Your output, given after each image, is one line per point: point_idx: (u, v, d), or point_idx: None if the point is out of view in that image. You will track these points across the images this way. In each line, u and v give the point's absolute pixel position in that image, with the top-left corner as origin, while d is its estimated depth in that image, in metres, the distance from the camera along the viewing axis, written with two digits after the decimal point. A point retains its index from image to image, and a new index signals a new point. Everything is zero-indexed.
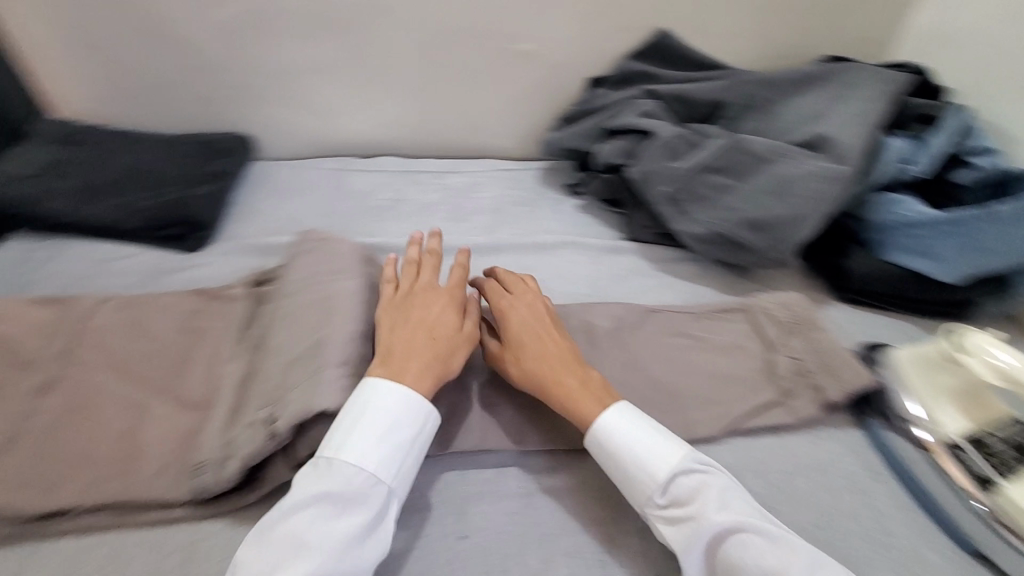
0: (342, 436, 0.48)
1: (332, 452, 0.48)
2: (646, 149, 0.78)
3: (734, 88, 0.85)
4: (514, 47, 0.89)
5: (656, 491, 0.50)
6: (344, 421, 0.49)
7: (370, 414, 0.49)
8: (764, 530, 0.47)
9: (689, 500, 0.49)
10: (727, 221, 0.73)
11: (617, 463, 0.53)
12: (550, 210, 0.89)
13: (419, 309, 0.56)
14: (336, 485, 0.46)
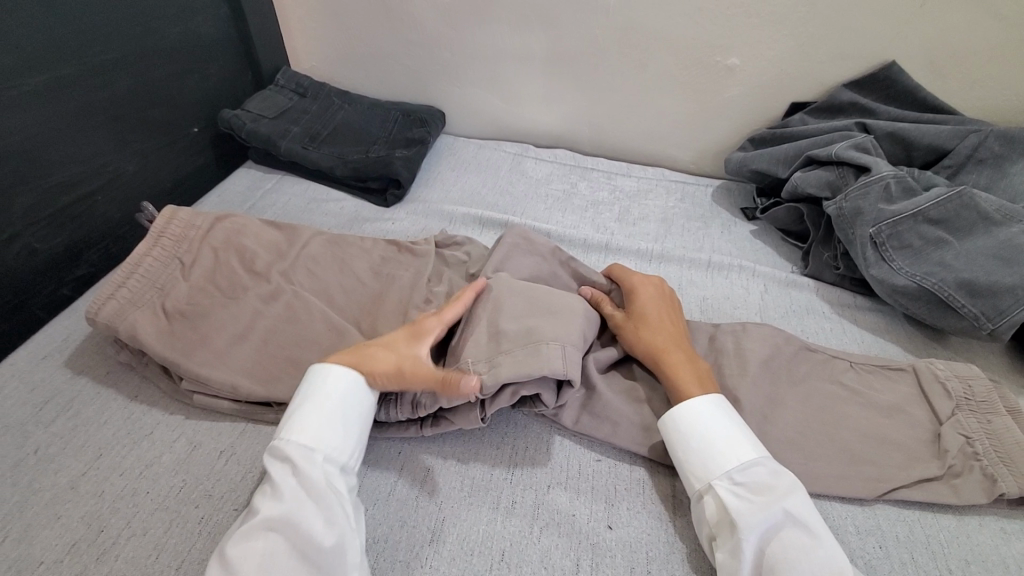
0: (728, 434, 0.49)
1: (731, 448, 0.49)
2: (859, 185, 0.73)
3: (966, 134, 0.77)
4: (721, 60, 0.88)
5: (763, 497, 0.45)
6: (734, 428, 0.50)
7: (694, 408, 0.51)
8: (804, 532, 0.43)
9: (765, 488, 0.46)
10: (938, 276, 0.66)
11: (740, 460, 0.48)
12: (723, 230, 0.87)
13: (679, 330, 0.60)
14: (299, 446, 0.47)
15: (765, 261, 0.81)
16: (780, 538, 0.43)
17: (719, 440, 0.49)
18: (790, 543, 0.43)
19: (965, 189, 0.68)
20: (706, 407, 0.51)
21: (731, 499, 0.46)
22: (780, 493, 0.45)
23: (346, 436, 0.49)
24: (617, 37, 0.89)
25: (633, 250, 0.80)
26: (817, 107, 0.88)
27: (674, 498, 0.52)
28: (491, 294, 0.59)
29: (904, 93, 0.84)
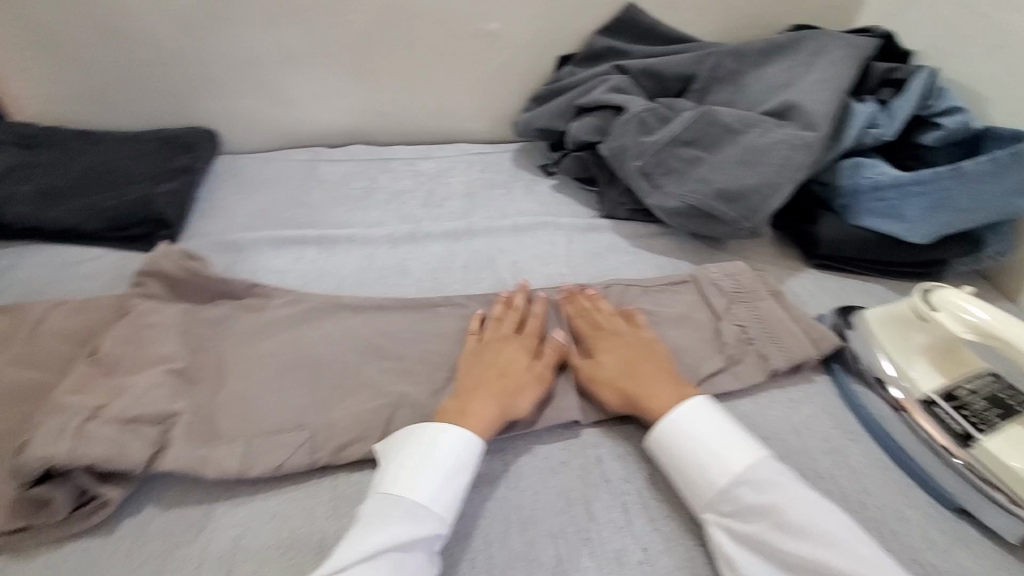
0: (688, 455, 0.48)
1: (692, 487, 0.47)
2: (618, 123, 0.77)
3: (705, 59, 0.86)
4: (481, 27, 0.90)
5: (785, 528, 0.43)
6: (687, 449, 0.49)
7: (657, 441, 0.50)
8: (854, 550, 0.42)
9: (798, 509, 0.44)
10: (699, 192, 0.73)
11: (735, 472, 0.47)
12: (525, 192, 0.89)
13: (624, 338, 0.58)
14: (393, 515, 0.45)
15: (565, 212, 0.85)
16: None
17: (709, 463, 0.47)
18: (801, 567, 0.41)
19: (706, 109, 0.75)
20: (666, 447, 0.50)
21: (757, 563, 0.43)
22: (819, 514, 0.44)
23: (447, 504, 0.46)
24: (373, 20, 0.87)
25: (439, 232, 0.78)
26: (587, 52, 0.91)
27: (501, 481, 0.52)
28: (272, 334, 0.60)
29: (651, 30, 0.90)
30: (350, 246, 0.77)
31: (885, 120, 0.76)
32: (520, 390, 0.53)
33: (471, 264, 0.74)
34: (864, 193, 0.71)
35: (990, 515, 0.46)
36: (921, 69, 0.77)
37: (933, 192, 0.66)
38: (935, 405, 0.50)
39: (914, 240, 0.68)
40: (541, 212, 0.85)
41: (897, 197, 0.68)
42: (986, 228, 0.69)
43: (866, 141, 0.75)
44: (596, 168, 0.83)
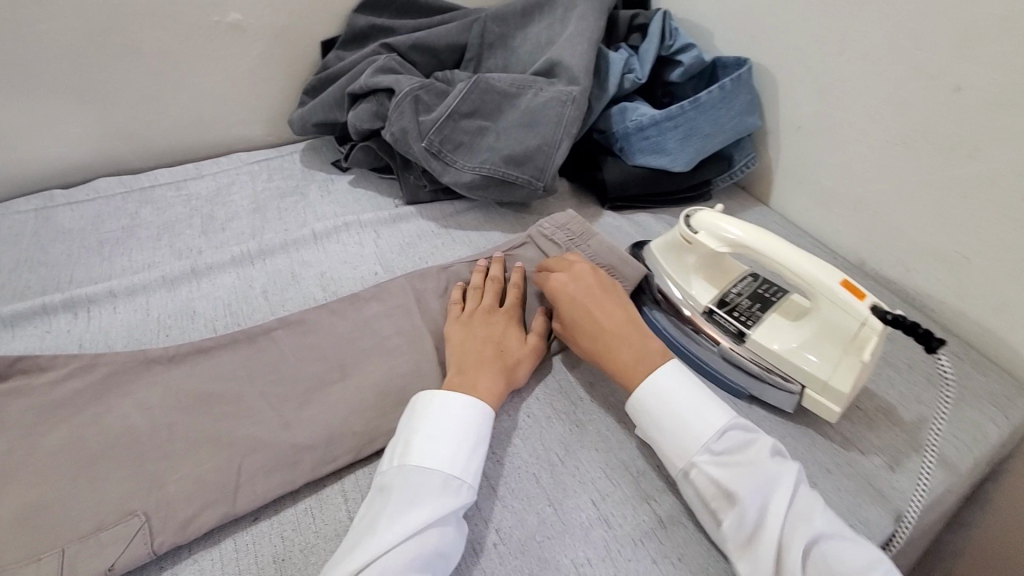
0: (673, 416, 0.48)
1: (675, 449, 0.47)
2: (392, 105, 0.73)
3: (469, 26, 0.86)
4: (219, 18, 0.79)
5: (751, 480, 0.44)
6: (681, 411, 0.48)
7: (646, 400, 0.50)
8: (805, 498, 0.44)
9: (759, 463, 0.45)
10: (489, 162, 0.73)
11: (709, 429, 0.47)
12: (322, 194, 0.82)
13: (606, 299, 0.57)
14: (407, 500, 0.43)
15: (367, 205, 0.80)
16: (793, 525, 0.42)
17: (687, 424, 0.48)
18: (755, 515, 0.42)
19: (479, 77, 0.75)
20: (656, 409, 0.49)
21: (729, 518, 0.43)
22: (774, 462, 0.45)
23: (445, 476, 0.45)
24: (73, 25, 0.71)
25: (226, 261, 0.69)
26: (349, 32, 0.86)
27: (346, 513, 0.48)
28: (34, 443, 0.48)
29: (408, 3, 0.88)
30: (114, 303, 0.64)
31: (637, 64, 0.82)
32: (518, 365, 0.55)
33: (272, 287, 0.67)
34: (633, 135, 0.77)
35: (769, 393, 0.54)
36: (657, 12, 0.84)
37: (684, 125, 0.75)
38: (714, 313, 0.57)
39: (680, 167, 0.76)
40: (342, 212, 0.79)
41: (658, 134, 0.75)
42: (733, 147, 0.80)
43: (626, 86, 0.81)
44: (385, 155, 0.79)
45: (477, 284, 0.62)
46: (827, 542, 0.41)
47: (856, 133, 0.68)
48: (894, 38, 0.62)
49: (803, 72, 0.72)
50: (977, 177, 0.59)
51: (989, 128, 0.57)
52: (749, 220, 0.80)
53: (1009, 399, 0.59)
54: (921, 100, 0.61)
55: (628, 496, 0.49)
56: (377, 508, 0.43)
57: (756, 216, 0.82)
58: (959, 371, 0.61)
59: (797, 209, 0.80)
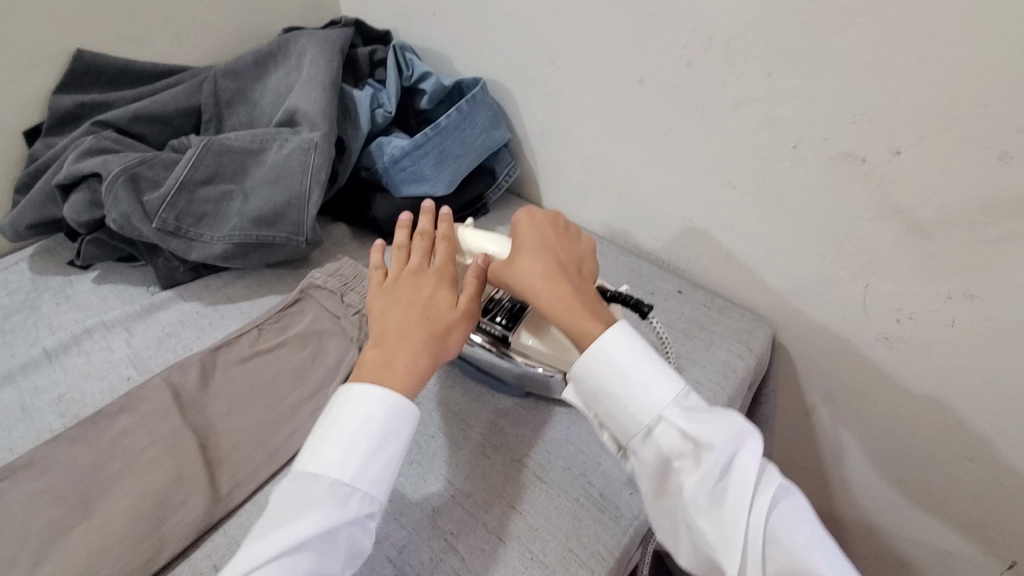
0: (636, 374, 0.46)
1: (643, 407, 0.45)
2: (106, 189, 0.65)
3: (197, 88, 0.80)
4: None
5: (707, 445, 0.42)
6: (643, 369, 0.47)
7: (601, 355, 0.47)
8: (766, 481, 0.42)
9: (720, 432, 0.43)
10: (239, 227, 0.68)
11: (671, 388, 0.46)
12: (57, 301, 0.72)
13: (562, 252, 0.54)
14: (288, 515, 0.40)
15: (116, 301, 0.71)
16: (765, 479, 0.42)
17: (642, 387, 0.46)
18: (716, 464, 0.42)
19: (209, 141, 0.70)
20: (613, 355, 0.47)
21: (695, 474, 0.42)
22: (732, 432, 0.43)
23: (337, 480, 0.42)
24: None
25: None
26: (54, 115, 0.76)
27: None
28: None
29: (122, 73, 0.80)
30: None
31: (384, 98, 0.83)
32: (447, 332, 0.49)
33: None
34: (391, 168, 0.77)
35: (540, 385, 0.56)
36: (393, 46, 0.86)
37: (433, 149, 0.76)
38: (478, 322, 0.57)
39: (443, 190, 0.77)
40: (84, 316, 0.69)
41: (413, 163, 0.76)
42: (493, 159, 0.83)
43: (378, 120, 0.81)
44: (122, 243, 0.70)
45: (404, 244, 0.57)
46: (788, 500, 0.43)
47: (584, 130, 0.75)
48: (584, 45, 0.68)
49: (529, 82, 0.77)
50: (677, 151, 0.67)
51: (671, 110, 0.65)
52: None
53: (753, 332, 0.68)
54: (620, 94, 0.68)
55: (423, 539, 0.48)
56: (259, 529, 0.41)
57: None
58: (710, 319, 0.69)
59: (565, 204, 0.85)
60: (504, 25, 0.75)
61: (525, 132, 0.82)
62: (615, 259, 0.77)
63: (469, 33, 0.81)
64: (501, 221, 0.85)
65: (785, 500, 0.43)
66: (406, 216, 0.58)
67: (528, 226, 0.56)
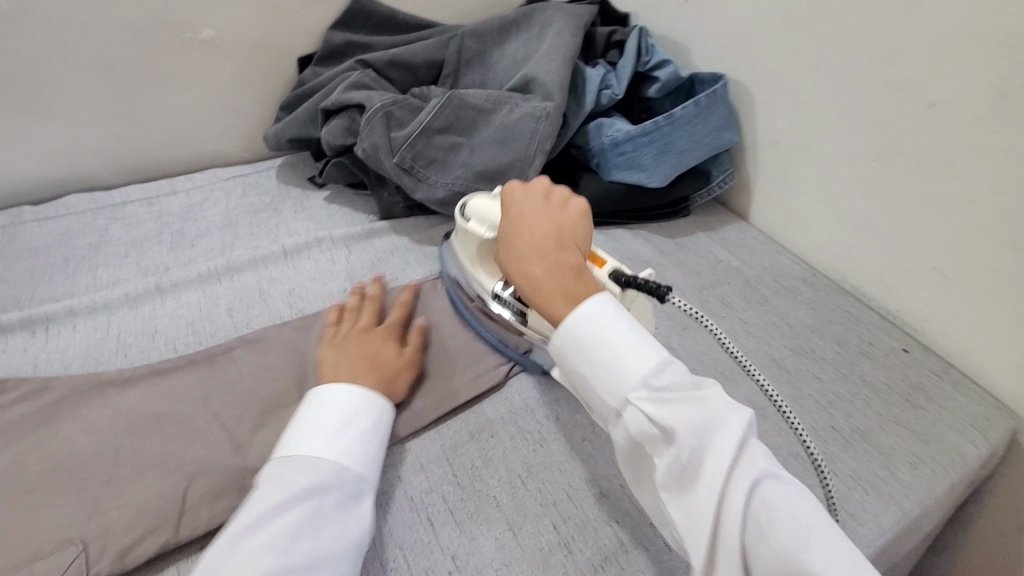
0: (616, 348, 0.42)
1: (609, 390, 0.42)
2: (364, 121, 0.72)
3: (446, 44, 0.86)
4: (195, 36, 0.79)
5: (672, 429, 0.39)
6: (612, 344, 0.43)
7: (568, 335, 0.44)
8: (748, 463, 0.37)
9: (697, 410, 0.39)
10: (462, 178, 0.72)
11: (648, 365, 0.41)
12: (295, 209, 0.82)
13: (541, 223, 0.50)
14: (274, 485, 0.42)
15: (341, 221, 0.79)
16: (743, 469, 0.37)
17: (616, 362, 0.42)
18: (682, 453, 0.38)
19: (453, 94, 0.74)
20: (577, 330, 0.44)
21: (663, 459, 0.39)
22: (707, 415, 0.39)
23: (317, 458, 0.44)
24: (40, 41, 0.71)
25: (192, 278, 0.68)
26: (326, 47, 0.86)
27: None
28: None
29: (386, 21, 0.88)
30: (76, 323, 0.63)
31: (614, 80, 0.82)
32: (395, 378, 0.53)
33: (238, 304, 0.66)
34: (609, 150, 0.76)
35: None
36: (634, 29, 0.84)
37: (658, 140, 0.74)
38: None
39: (656, 183, 0.75)
40: (314, 226, 0.78)
41: (634, 150, 0.75)
42: (711, 161, 0.79)
43: (603, 102, 0.80)
44: (360, 170, 0.78)
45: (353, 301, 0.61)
46: (778, 483, 0.37)
47: (831, 147, 0.68)
48: (863, 55, 0.62)
49: (777, 87, 0.72)
50: (949, 193, 0.58)
51: (959, 145, 0.56)
52: (729, 236, 0.80)
53: (988, 420, 0.58)
54: (894, 115, 0.61)
55: (591, 518, 0.47)
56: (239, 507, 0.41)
57: (738, 232, 0.81)
58: (936, 390, 0.60)
59: (776, 226, 0.79)
60: (769, 22, 0.70)
61: (755, 141, 0.77)
62: (824, 297, 0.70)
63: (722, 26, 0.77)
64: (701, 227, 0.81)
65: (792, 494, 0.37)
66: (382, 275, 0.65)
67: (515, 199, 0.53)
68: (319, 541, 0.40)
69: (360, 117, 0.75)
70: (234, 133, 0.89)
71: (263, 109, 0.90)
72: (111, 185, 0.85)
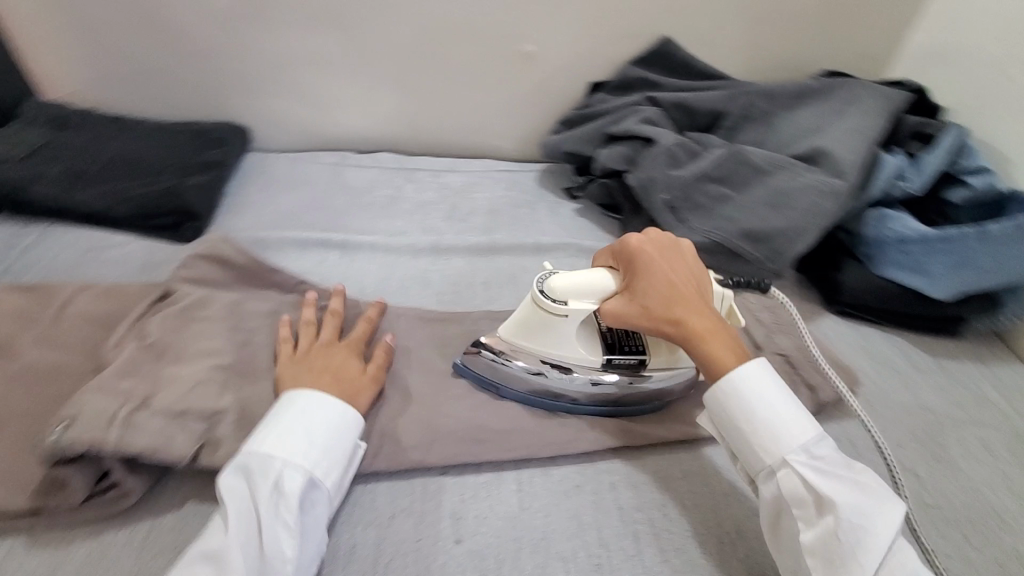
0: (771, 416, 0.48)
1: (771, 451, 0.47)
2: (648, 154, 0.77)
3: (736, 98, 0.86)
4: (518, 48, 0.90)
5: (822, 483, 0.44)
6: (776, 412, 0.48)
7: (735, 399, 0.48)
8: (882, 515, 0.43)
9: (846, 476, 0.45)
10: (723, 230, 0.73)
11: (806, 435, 0.47)
12: (549, 213, 0.90)
13: (684, 284, 0.54)
14: (280, 490, 0.44)
15: (588, 234, 0.85)
16: (880, 533, 0.42)
17: (772, 427, 0.47)
18: (835, 521, 0.43)
19: (737, 149, 0.76)
20: (745, 395, 0.48)
21: (813, 526, 0.44)
22: (849, 480, 0.45)
23: (288, 468, 0.45)
24: (410, 31, 0.87)
25: (462, 247, 0.79)
26: (621, 77, 0.92)
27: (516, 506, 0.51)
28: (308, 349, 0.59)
29: (684, 64, 0.92)
30: (372, 256, 0.77)
31: (912, 173, 0.76)
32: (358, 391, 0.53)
33: (493, 281, 0.75)
34: (888, 245, 0.71)
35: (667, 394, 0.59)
36: (954, 124, 0.77)
37: (956, 252, 0.67)
38: (613, 360, 0.57)
39: (935, 294, 0.69)
40: (563, 233, 0.85)
41: (920, 254, 0.69)
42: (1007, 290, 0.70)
43: (894, 193, 0.75)
44: (620, 195, 0.83)
45: (308, 320, 0.59)
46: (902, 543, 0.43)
47: None
48: None
49: None
50: None
51: None
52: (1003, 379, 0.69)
53: None
54: None
55: None
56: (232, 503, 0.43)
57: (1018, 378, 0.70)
58: None
59: None
60: None
61: None
62: None
63: None
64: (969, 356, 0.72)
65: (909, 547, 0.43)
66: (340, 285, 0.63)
67: (648, 255, 0.55)
68: (262, 542, 0.42)
69: (641, 149, 0.80)
70: (514, 133, 1.00)
71: (546, 118, 0.99)
72: (410, 152, 1.01)
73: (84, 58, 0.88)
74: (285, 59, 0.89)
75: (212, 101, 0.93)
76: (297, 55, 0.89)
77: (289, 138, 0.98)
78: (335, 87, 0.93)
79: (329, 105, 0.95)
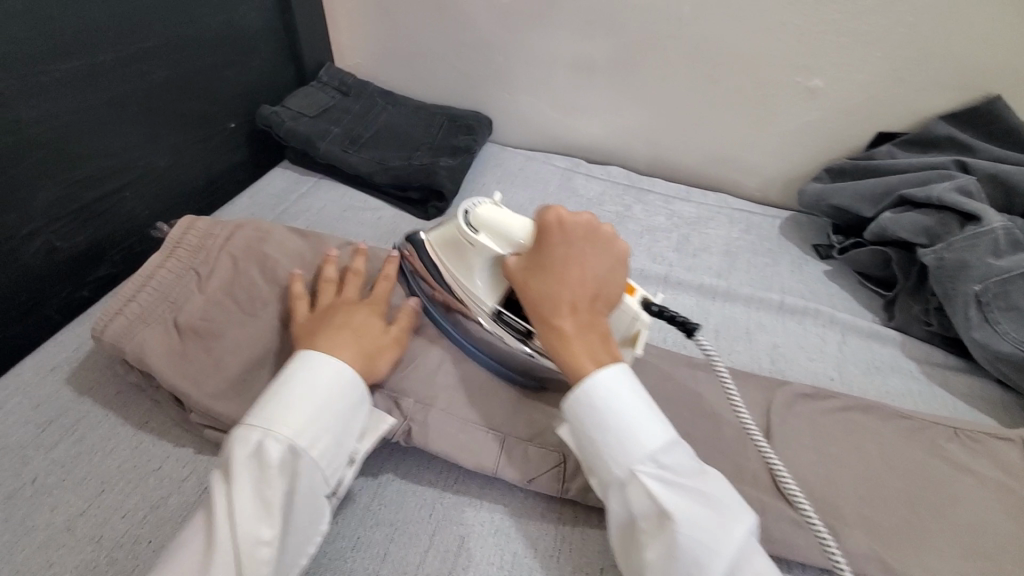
0: (620, 422, 0.41)
1: (612, 457, 0.40)
2: (964, 234, 0.65)
3: None
4: (801, 83, 0.81)
5: (685, 508, 0.38)
6: (636, 415, 0.41)
7: (592, 397, 0.41)
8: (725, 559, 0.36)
9: (678, 496, 0.38)
10: None
11: (655, 442, 0.40)
12: (792, 268, 0.79)
13: (585, 280, 0.45)
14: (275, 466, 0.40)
15: (844, 304, 0.74)
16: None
17: (644, 441, 0.40)
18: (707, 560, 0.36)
19: None
20: (605, 394, 0.41)
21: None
22: (719, 514, 0.38)
23: (292, 444, 0.41)
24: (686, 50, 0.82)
25: (694, 286, 0.74)
26: (922, 133, 0.78)
27: None
28: None
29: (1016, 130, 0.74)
30: None
31: None
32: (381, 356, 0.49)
33: (725, 332, 0.68)
34: None
35: None
36: None
37: None
38: (501, 315, 0.54)
39: None
40: (809, 296, 0.75)
41: None
42: None
43: None
44: (901, 269, 0.71)
45: (330, 277, 0.56)
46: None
47: None
48: None
49: None
50: None
51: None
52: None
53: None
54: None
55: None
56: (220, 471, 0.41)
57: None
58: None
59: None
60: None
61: None
62: None
63: None
64: None
65: None
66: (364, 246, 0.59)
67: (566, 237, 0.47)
68: (257, 524, 0.39)
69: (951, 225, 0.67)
70: (765, 172, 0.91)
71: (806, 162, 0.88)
72: (642, 170, 0.97)
73: (377, 34, 0.96)
74: (550, 62, 0.90)
75: (471, 90, 0.97)
76: (563, 59, 0.89)
77: (528, 136, 0.99)
78: (590, 95, 0.91)
79: (577, 111, 0.94)
